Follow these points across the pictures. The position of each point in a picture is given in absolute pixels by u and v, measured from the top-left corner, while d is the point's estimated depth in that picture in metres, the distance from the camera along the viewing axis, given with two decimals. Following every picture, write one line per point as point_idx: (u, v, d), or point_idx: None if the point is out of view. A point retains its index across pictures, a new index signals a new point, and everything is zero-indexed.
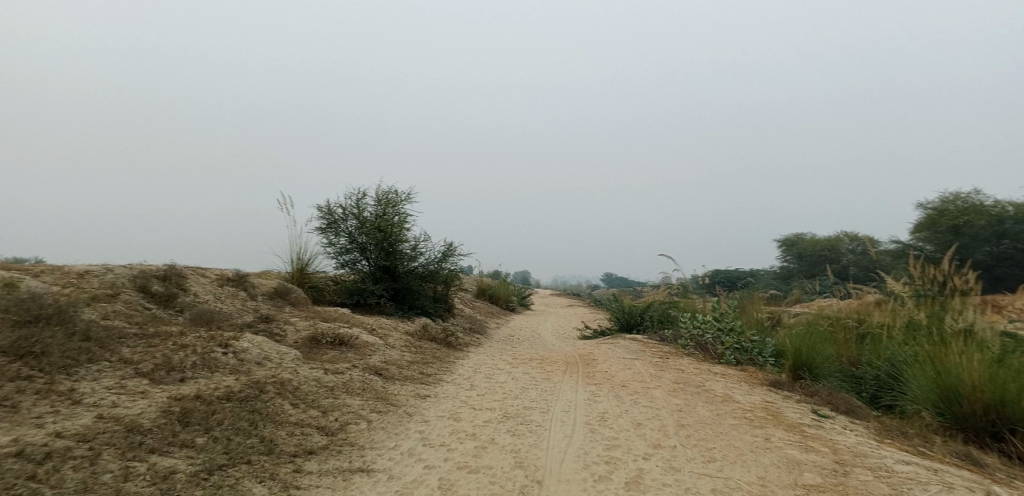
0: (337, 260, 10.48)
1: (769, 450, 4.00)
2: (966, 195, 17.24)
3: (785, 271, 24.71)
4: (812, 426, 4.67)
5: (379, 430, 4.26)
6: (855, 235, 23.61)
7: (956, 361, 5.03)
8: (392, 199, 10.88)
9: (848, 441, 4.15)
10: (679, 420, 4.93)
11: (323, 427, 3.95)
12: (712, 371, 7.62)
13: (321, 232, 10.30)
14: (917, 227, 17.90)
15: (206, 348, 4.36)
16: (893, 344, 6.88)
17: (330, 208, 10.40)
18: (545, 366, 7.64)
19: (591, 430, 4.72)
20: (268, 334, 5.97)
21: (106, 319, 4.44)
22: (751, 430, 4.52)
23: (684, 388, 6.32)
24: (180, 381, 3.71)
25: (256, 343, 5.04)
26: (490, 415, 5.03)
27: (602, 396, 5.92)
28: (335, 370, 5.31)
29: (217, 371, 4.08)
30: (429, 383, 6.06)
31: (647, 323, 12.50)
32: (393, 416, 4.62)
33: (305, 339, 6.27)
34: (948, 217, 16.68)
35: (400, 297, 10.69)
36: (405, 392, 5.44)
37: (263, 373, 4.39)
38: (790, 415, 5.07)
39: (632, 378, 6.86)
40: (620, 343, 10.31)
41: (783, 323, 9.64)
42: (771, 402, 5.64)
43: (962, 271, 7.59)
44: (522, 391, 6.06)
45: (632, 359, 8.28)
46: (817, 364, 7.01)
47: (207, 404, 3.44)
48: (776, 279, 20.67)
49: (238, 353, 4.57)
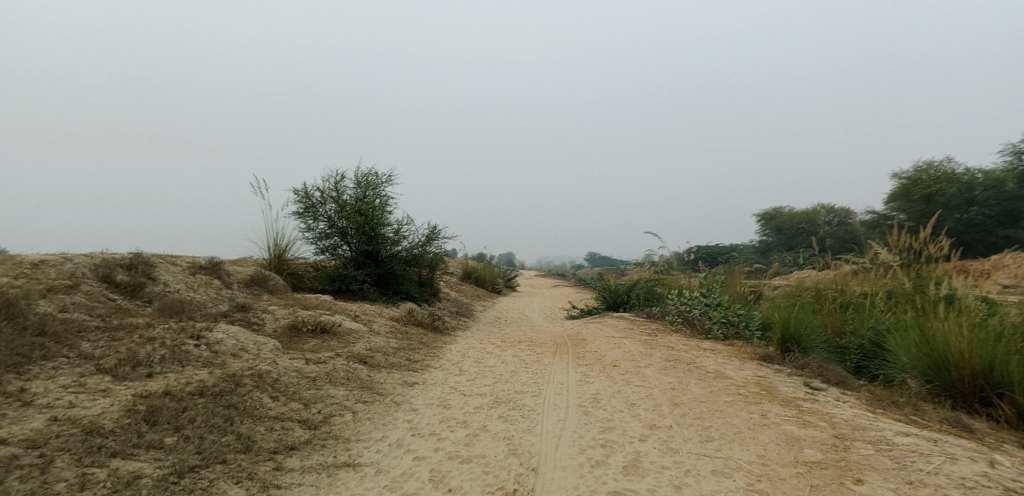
0: (316, 245, 10.15)
1: (767, 427, 3.92)
2: (939, 164, 17.52)
3: (764, 245, 25.00)
4: (807, 400, 4.62)
5: (365, 421, 4.06)
6: (831, 206, 23.92)
7: (942, 327, 5.01)
8: (371, 181, 10.54)
9: (845, 414, 4.10)
10: (673, 399, 4.84)
11: (305, 420, 3.74)
12: (702, 347, 7.59)
13: (298, 217, 9.93)
14: (892, 197, 18.15)
15: (177, 340, 4.08)
16: (878, 314, 6.91)
17: (307, 191, 10.02)
18: (534, 348, 7.52)
19: (585, 412, 4.60)
20: (245, 324, 5.71)
21: (65, 312, 4.13)
22: (746, 407, 4.44)
23: (675, 365, 6.25)
24: (147, 377, 3.44)
25: (231, 333, 4.77)
26: (480, 401, 4.87)
27: (594, 377, 5.81)
28: (317, 359, 5.08)
29: (189, 364, 3.82)
30: (416, 369, 5.88)
31: (633, 301, 12.46)
32: (380, 406, 4.43)
33: (285, 328, 6.02)
34: (921, 186, 16.92)
35: (383, 282, 10.44)
36: (391, 380, 5.25)
37: (240, 366, 4.15)
38: (784, 389, 5.02)
39: (623, 357, 6.77)
40: (607, 322, 10.26)
41: (766, 296, 9.68)
42: (763, 377, 5.60)
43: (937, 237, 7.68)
44: (513, 375, 5.92)
45: (621, 338, 8.21)
46: (805, 337, 7.01)
47: (178, 401, 3.20)
48: (756, 254, 20.88)
49: (211, 345, 4.30)
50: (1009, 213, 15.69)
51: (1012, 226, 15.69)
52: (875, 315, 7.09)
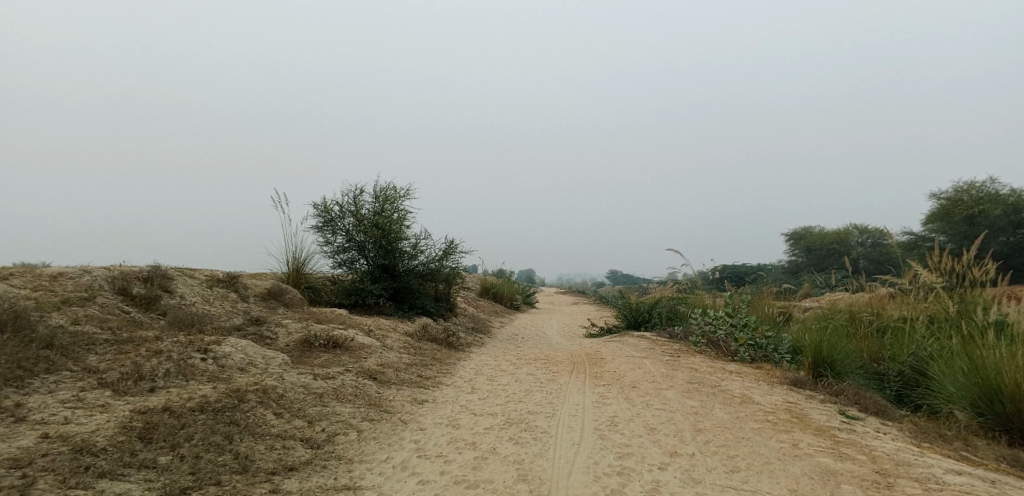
0: (334, 259, 10.15)
1: (799, 458, 3.63)
2: (981, 185, 16.72)
3: (793, 265, 24.22)
4: (843, 430, 4.29)
5: (370, 440, 3.91)
6: (865, 227, 23.06)
7: (993, 356, 4.63)
8: (390, 196, 10.56)
9: (887, 446, 3.77)
10: (695, 424, 4.57)
11: (308, 439, 3.61)
12: (727, 369, 7.24)
13: (317, 231, 9.98)
14: (931, 218, 17.35)
15: (184, 354, 4.01)
16: (918, 340, 6.49)
17: (327, 206, 10.08)
18: (550, 366, 7.28)
19: (600, 436, 4.36)
20: (257, 338, 5.66)
21: (76, 324, 4.11)
22: (776, 435, 4.14)
23: (698, 388, 5.95)
24: (149, 392, 3.36)
25: (240, 347, 4.69)
26: (491, 421, 4.67)
27: (612, 398, 5.55)
28: (326, 375, 4.97)
29: (193, 379, 3.73)
30: (427, 386, 5.72)
31: (655, 320, 12.12)
32: (386, 424, 4.28)
33: (297, 343, 5.95)
34: (963, 207, 16.16)
35: (399, 297, 10.37)
36: (401, 397, 5.10)
37: (245, 381, 4.05)
38: (817, 418, 4.69)
39: (642, 378, 6.49)
40: (628, 341, 9.95)
41: (796, 318, 9.26)
42: (793, 403, 5.27)
43: (981, 261, 7.25)
44: (527, 394, 5.71)
45: (641, 358, 7.92)
46: (839, 361, 6.62)
47: (177, 417, 3.09)
48: (784, 274, 20.21)
49: (218, 359, 4.22)
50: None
51: None
52: (916, 340, 6.66)
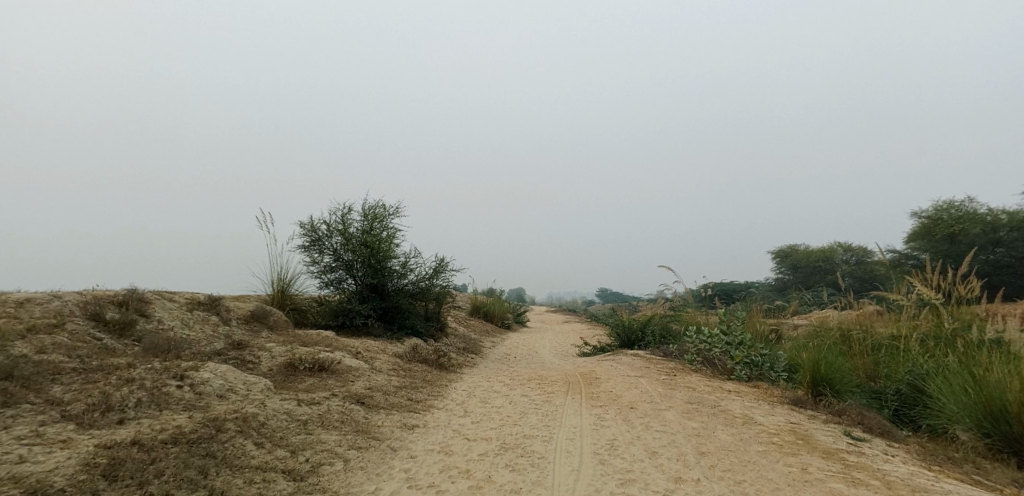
0: (321, 279, 9.90)
1: (810, 483, 3.47)
2: (960, 204, 17.05)
3: (780, 282, 24.32)
4: (851, 452, 4.14)
5: (357, 471, 3.67)
6: (848, 245, 23.40)
7: (997, 375, 4.55)
8: (379, 214, 10.39)
9: (899, 470, 3.63)
10: (698, 447, 4.39)
11: (290, 471, 3.37)
12: (725, 388, 7.08)
13: (304, 250, 9.75)
14: (913, 236, 17.60)
15: (158, 381, 3.76)
16: (916, 356, 6.43)
17: (314, 224, 9.87)
18: (545, 387, 7.07)
19: (601, 461, 4.16)
20: (239, 362, 5.41)
21: (41, 353, 3.84)
22: (783, 458, 3.98)
23: (698, 408, 5.78)
24: (118, 423, 3.11)
25: (219, 373, 4.44)
26: (486, 447, 4.45)
27: (610, 420, 5.35)
28: (311, 400, 4.72)
29: (167, 408, 3.48)
30: (418, 410, 5.49)
31: (648, 338, 11.92)
32: (375, 453, 4.04)
33: (281, 367, 5.69)
34: (943, 225, 16.42)
35: (388, 317, 10.12)
36: (390, 423, 4.86)
37: (224, 408, 3.80)
38: (823, 439, 4.54)
39: (640, 399, 6.31)
40: (622, 360, 9.78)
41: (788, 335, 9.18)
42: (796, 423, 5.12)
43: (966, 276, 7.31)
44: (522, 417, 5.49)
45: (637, 377, 7.74)
46: (839, 380, 6.50)
47: (147, 451, 2.85)
48: (772, 292, 20.32)
49: (196, 386, 3.97)
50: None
51: None
52: (911, 358, 6.60)
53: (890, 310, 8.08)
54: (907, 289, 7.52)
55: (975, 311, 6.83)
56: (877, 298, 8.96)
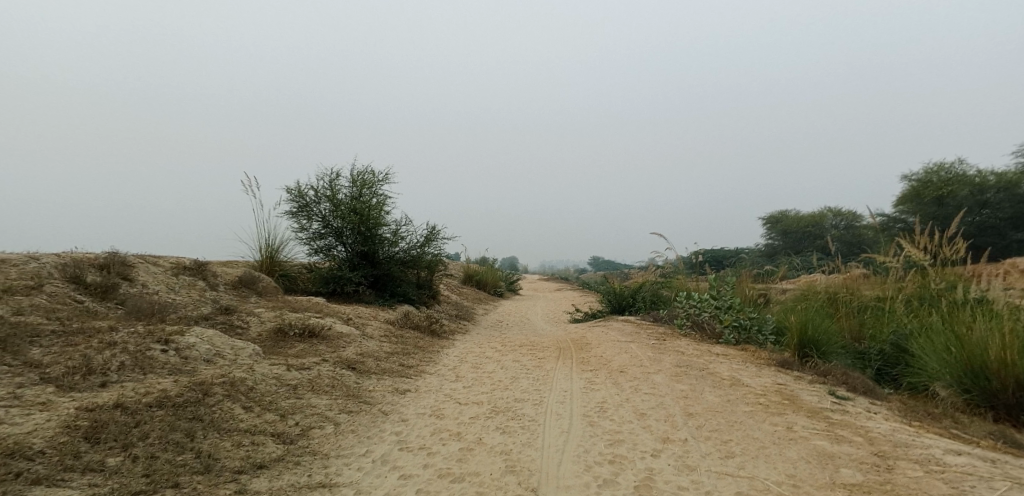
0: (310, 246, 9.78)
1: (795, 441, 3.53)
2: (950, 166, 17.03)
3: (770, 248, 24.49)
4: (835, 411, 4.21)
5: (348, 434, 3.68)
6: (838, 210, 23.51)
7: (979, 334, 4.61)
8: (368, 180, 10.19)
9: (882, 427, 3.69)
10: (686, 409, 4.45)
11: (280, 434, 3.36)
12: (713, 352, 7.18)
13: (292, 216, 9.60)
14: (902, 200, 17.66)
15: (142, 345, 3.70)
16: (900, 319, 6.52)
17: (301, 190, 9.68)
18: (536, 352, 7.12)
19: (590, 423, 4.20)
20: (227, 328, 5.37)
21: (19, 315, 3.75)
22: (769, 418, 4.04)
23: (687, 372, 5.85)
24: (101, 386, 3.06)
25: (205, 337, 4.38)
26: (477, 410, 4.48)
27: (600, 384, 5.41)
28: (300, 365, 4.71)
29: (152, 372, 3.44)
30: (409, 375, 5.50)
31: (638, 305, 12.07)
32: (365, 416, 4.05)
33: (270, 332, 5.66)
34: (932, 188, 16.43)
35: (380, 284, 10.09)
36: (381, 387, 4.87)
37: (211, 373, 3.77)
38: (808, 399, 4.61)
39: (630, 363, 6.37)
40: (613, 326, 9.87)
41: (776, 300, 9.27)
42: (783, 384, 5.20)
43: (951, 239, 7.36)
44: (513, 381, 5.53)
45: (628, 342, 7.81)
46: (825, 342, 6.59)
47: (131, 415, 2.81)
48: (761, 257, 20.51)
49: (181, 350, 3.92)
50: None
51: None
52: (895, 319, 6.69)
53: (877, 273, 8.16)
54: (894, 252, 7.57)
55: (959, 272, 6.91)
56: (864, 262, 9.03)
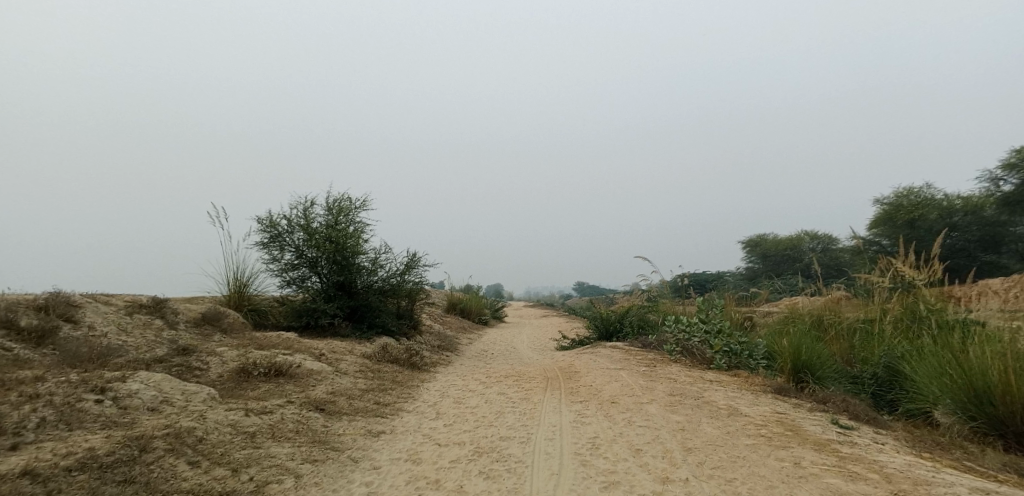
0: (282, 277, 9.32)
1: (806, 479, 3.21)
2: (919, 190, 17.39)
3: (750, 271, 24.51)
4: (843, 443, 3.91)
5: (310, 488, 3.25)
6: (815, 233, 23.78)
7: (978, 358, 4.39)
8: (344, 207, 9.86)
9: (897, 461, 3.41)
10: (684, 443, 4.12)
11: (229, 493, 2.93)
12: (706, 378, 6.88)
13: (263, 247, 9.16)
14: (875, 223, 17.86)
15: (71, 397, 3.27)
16: (893, 340, 6.33)
17: (273, 219, 9.28)
18: (522, 383, 6.74)
19: (582, 462, 3.83)
20: (184, 370, 4.92)
21: None
22: (775, 453, 3.73)
23: (681, 401, 5.53)
24: (11, 449, 2.63)
25: (152, 383, 3.94)
26: (458, 452, 4.07)
27: (590, 417, 5.05)
28: (261, 409, 4.26)
29: (81, 427, 3.01)
30: (385, 414, 5.08)
31: (625, 330, 11.80)
32: (332, 466, 3.62)
33: (232, 373, 5.20)
34: (903, 211, 16.66)
35: (357, 316, 9.63)
36: (352, 430, 4.44)
37: (153, 424, 3.33)
38: (812, 429, 4.32)
39: (621, 392, 6.02)
40: (601, 353, 9.53)
41: (761, 323, 9.06)
42: (783, 413, 4.90)
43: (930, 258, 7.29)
44: (498, 416, 5.14)
45: (617, 370, 7.47)
46: (820, 366, 6.36)
47: (41, 483, 2.39)
48: (743, 280, 20.51)
49: (120, 400, 3.48)
50: (991, 238, 15.57)
51: (995, 251, 15.45)
52: (886, 341, 6.51)
53: (858, 294, 8.02)
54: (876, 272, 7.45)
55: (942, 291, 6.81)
56: (845, 282, 8.93)
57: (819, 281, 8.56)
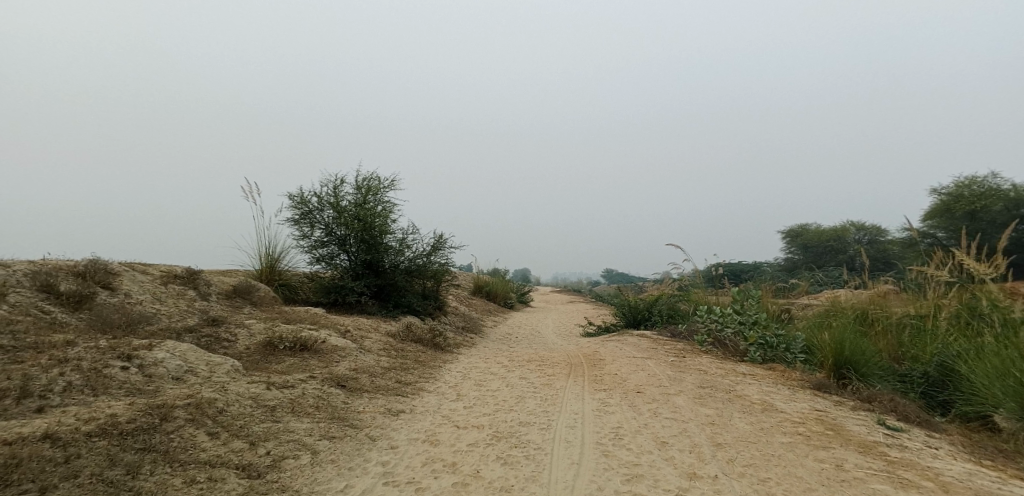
0: (312, 254, 9.42)
1: (848, 483, 2.98)
2: (982, 179, 16.20)
3: (789, 262, 23.57)
4: (892, 446, 3.63)
5: (327, 465, 3.22)
6: (861, 224, 22.58)
7: None
8: (373, 186, 9.86)
9: (953, 469, 3.13)
10: (714, 438, 3.92)
11: (246, 466, 2.92)
12: (738, 371, 6.60)
13: (294, 224, 9.26)
14: (930, 214, 16.76)
15: (98, 362, 3.32)
16: (948, 339, 5.89)
17: (304, 196, 9.36)
18: (545, 369, 6.63)
19: (604, 453, 3.69)
20: (212, 341, 5.00)
21: None
22: (814, 453, 3.49)
23: (711, 394, 5.30)
24: (36, 412, 2.67)
25: (177, 352, 3.98)
26: (476, 436, 3.99)
27: (614, 406, 4.89)
28: (283, 383, 4.27)
29: (105, 394, 3.05)
30: (406, 394, 5.05)
31: (655, 319, 11.52)
32: (350, 443, 3.60)
33: (259, 346, 5.27)
34: (963, 202, 15.53)
35: (384, 295, 9.67)
36: (372, 408, 4.41)
37: (175, 393, 3.36)
38: (855, 430, 4.05)
39: (647, 382, 5.83)
40: (628, 340, 9.32)
41: (800, 316, 8.63)
42: (823, 412, 4.62)
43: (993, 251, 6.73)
44: (519, 401, 5.04)
45: (644, 359, 7.26)
46: (864, 362, 5.99)
47: (61, 447, 2.42)
48: (781, 271, 19.74)
49: (145, 368, 3.52)
50: None
51: None
52: (939, 339, 6.08)
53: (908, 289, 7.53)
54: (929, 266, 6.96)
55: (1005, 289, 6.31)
56: (893, 275, 8.38)
57: (865, 274, 8.03)
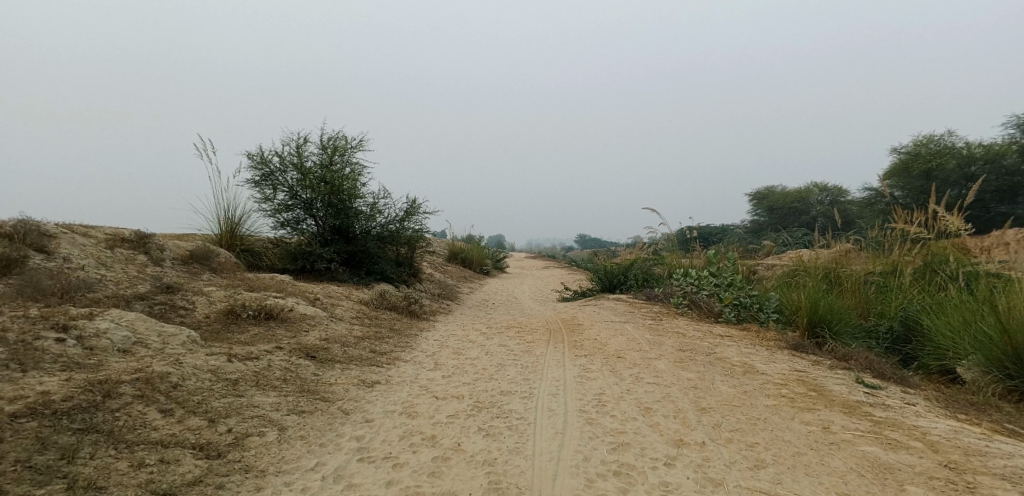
0: (276, 219, 8.93)
1: (838, 447, 2.94)
2: (939, 138, 16.63)
3: (755, 224, 24.06)
4: (874, 406, 3.63)
5: (295, 442, 2.99)
6: (824, 185, 23.10)
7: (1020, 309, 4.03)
8: (339, 146, 9.33)
9: (939, 428, 3.12)
10: (698, 402, 3.85)
11: (204, 446, 2.66)
12: (716, 333, 6.60)
13: (254, 186, 8.72)
14: (889, 173, 17.18)
15: (28, 335, 2.96)
16: (917, 296, 6.00)
17: (264, 156, 8.78)
18: (524, 335, 6.50)
19: (588, 421, 3.57)
20: (167, 311, 4.64)
21: None
22: (799, 415, 3.46)
23: (692, 357, 5.26)
24: None
25: (123, 323, 3.63)
26: (456, 407, 3.82)
27: (596, 372, 4.78)
28: (246, 355, 3.98)
29: (36, 369, 2.72)
30: (381, 364, 4.83)
31: (630, 282, 11.52)
32: (320, 418, 3.37)
33: (220, 314, 4.93)
34: (920, 161, 15.94)
35: (355, 262, 9.31)
36: (344, 380, 4.17)
37: (122, 368, 3.04)
38: (836, 390, 4.04)
39: (627, 347, 5.76)
40: (606, 305, 9.29)
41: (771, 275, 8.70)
42: (803, 373, 4.62)
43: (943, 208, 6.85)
44: (499, 369, 4.89)
45: (622, 323, 7.21)
46: (838, 321, 6.05)
47: None
48: (748, 233, 20.06)
49: (85, 340, 3.18)
50: (1009, 188, 14.79)
51: (1011, 202, 14.90)
52: (906, 295, 6.17)
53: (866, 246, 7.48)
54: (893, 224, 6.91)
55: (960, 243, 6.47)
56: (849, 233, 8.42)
57: (828, 232, 7.96)
